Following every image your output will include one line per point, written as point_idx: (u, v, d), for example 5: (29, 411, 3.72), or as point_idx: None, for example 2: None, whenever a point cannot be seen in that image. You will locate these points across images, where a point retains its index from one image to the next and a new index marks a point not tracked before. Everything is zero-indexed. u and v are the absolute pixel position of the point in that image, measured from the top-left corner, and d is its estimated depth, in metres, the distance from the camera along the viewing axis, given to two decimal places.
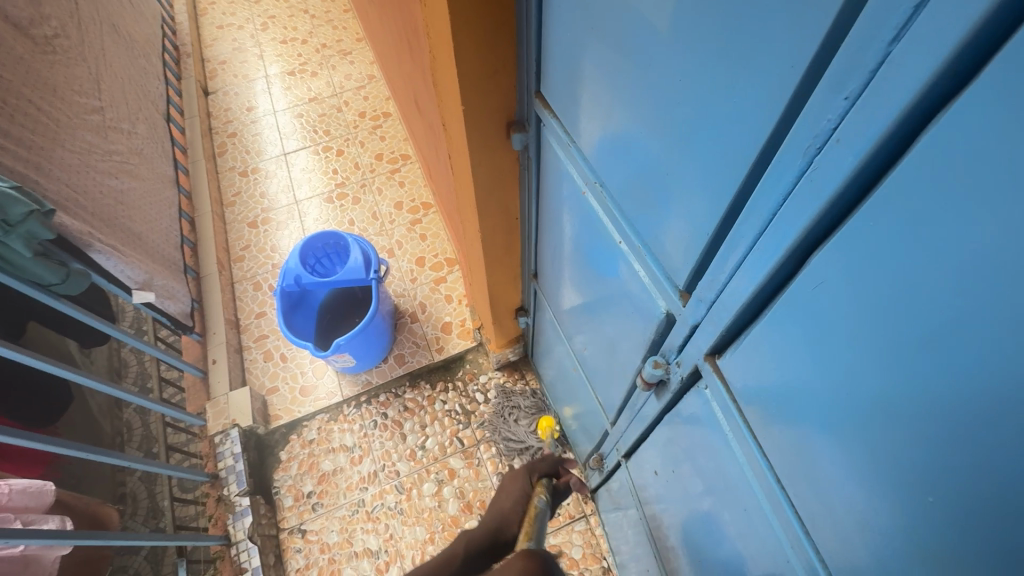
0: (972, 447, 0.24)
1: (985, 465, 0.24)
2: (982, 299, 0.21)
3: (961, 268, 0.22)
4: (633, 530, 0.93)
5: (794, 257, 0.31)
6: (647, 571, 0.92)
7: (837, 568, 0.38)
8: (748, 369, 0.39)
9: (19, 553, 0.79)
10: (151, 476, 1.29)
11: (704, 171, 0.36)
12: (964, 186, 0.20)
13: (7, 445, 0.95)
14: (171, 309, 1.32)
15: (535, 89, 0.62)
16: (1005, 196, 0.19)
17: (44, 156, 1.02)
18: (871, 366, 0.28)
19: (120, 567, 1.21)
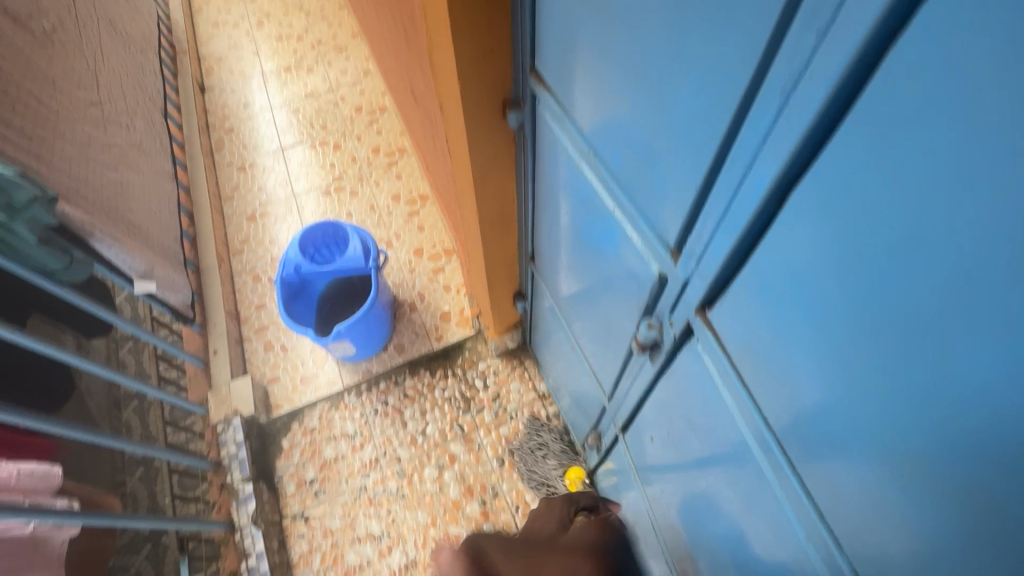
0: (941, 352, 0.26)
1: (954, 363, 0.26)
2: (943, 206, 0.23)
3: (922, 178, 0.24)
4: (631, 504, 0.95)
5: (774, 198, 0.33)
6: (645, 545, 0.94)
7: (826, 498, 0.40)
8: (738, 317, 0.41)
9: (28, 534, 0.81)
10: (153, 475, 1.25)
11: (692, 124, 0.38)
12: (920, 102, 0.23)
13: (22, 440, 0.93)
14: (173, 299, 1.34)
15: (529, 66, 0.64)
16: (955, 105, 0.21)
17: (45, 147, 1.03)
18: (847, 290, 0.31)
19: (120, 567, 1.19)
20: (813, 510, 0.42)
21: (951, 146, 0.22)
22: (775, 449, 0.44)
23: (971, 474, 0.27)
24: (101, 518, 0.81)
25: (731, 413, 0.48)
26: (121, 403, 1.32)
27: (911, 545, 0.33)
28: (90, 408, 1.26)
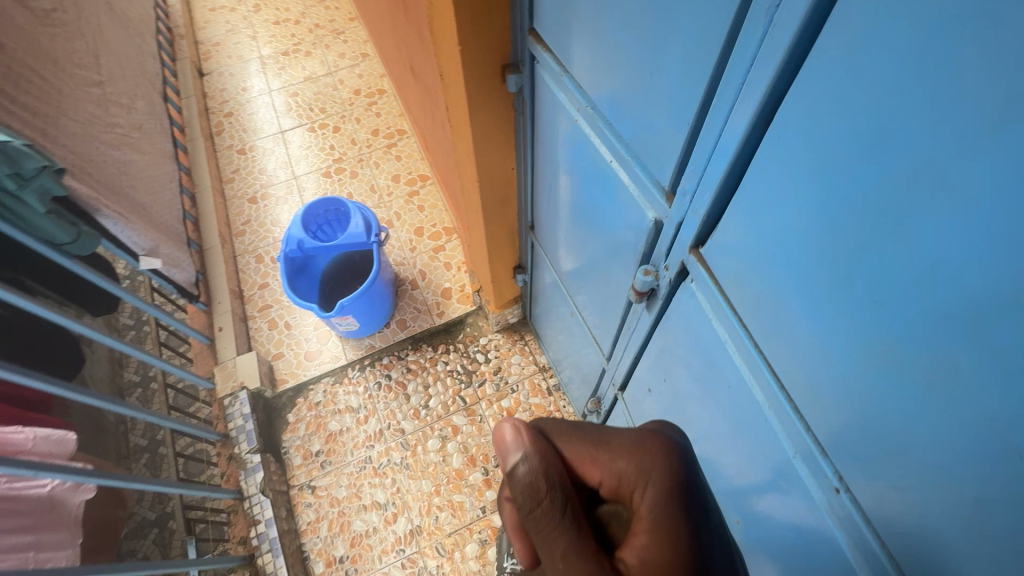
0: (912, 251, 0.28)
1: (925, 263, 0.27)
2: (910, 106, 0.25)
3: (891, 82, 0.25)
4: None
5: (761, 123, 0.35)
6: None
7: (813, 419, 0.42)
8: (730, 248, 0.43)
9: (46, 495, 0.84)
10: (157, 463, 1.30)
11: (683, 62, 0.39)
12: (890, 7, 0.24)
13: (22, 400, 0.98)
14: (178, 277, 1.36)
15: (528, 27, 0.65)
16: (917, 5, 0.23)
17: (49, 123, 1.05)
18: (829, 205, 0.32)
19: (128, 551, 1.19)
20: (800, 435, 0.44)
21: (918, 44, 0.24)
22: (765, 376, 0.45)
23: (940, 369, 0.29)
24: (116, 480, 0.83)
25: (725, 349, 0.50)
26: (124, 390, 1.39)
27: (887, 452, 0.35)
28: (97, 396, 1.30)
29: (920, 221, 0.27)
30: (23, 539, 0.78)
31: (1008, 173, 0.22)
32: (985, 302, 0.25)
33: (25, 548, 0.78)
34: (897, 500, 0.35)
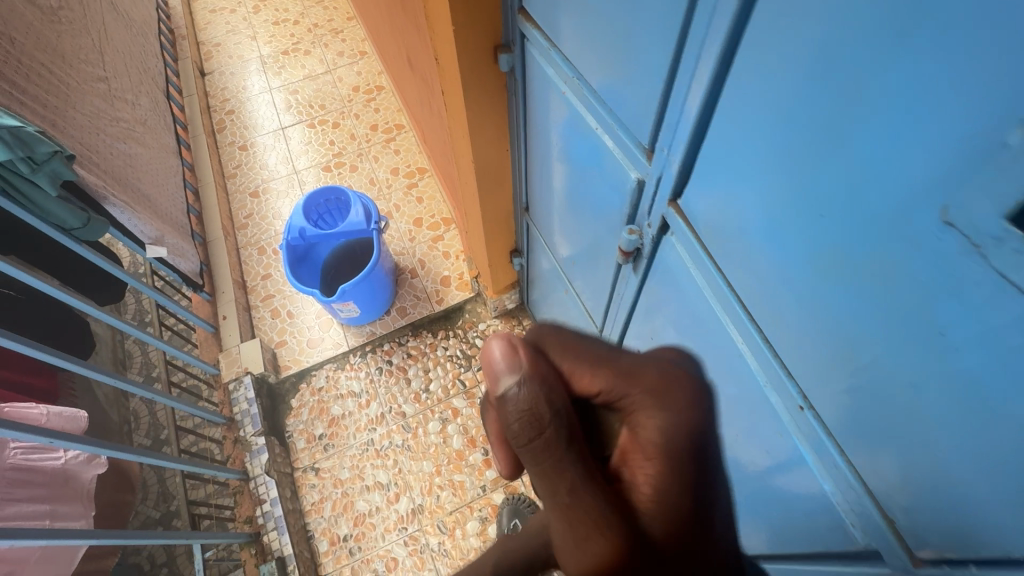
0: (869, 165, 0.27)
1: (882, 176, 0.27)
2: (855, 15, 0.25)
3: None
4: None
5: (725, 62, 0.36)
6: None
7: (794, 364, 0.41)
8: (703, 195, 0.45)
9: (60, 468, 0.96)
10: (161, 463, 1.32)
11: (654, 18, 0.41)
12: None
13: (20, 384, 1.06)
14: (183, 266, 1.40)
15: (518, 7, 0.68)
16: None
17: (59, 115, 1.08)
18: (792, 134, 0.32)
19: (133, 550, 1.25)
20: (763, 374, 0.45)
21: None
22: (748, 323, 0.44)
23: (908, 287, 0.28)
24: (126, 451, 0.89)
25: (705, 299, 0.51)
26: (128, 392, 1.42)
27: (865, 389, 0.34)
28: (101, 397, 1.33)
29: (851, 135, 0.28)
30: (39, 508, 0.89)
31: (916, 72, 0.23)
32: (903, 205, 0.26)
33: (41, 515, 0.89)
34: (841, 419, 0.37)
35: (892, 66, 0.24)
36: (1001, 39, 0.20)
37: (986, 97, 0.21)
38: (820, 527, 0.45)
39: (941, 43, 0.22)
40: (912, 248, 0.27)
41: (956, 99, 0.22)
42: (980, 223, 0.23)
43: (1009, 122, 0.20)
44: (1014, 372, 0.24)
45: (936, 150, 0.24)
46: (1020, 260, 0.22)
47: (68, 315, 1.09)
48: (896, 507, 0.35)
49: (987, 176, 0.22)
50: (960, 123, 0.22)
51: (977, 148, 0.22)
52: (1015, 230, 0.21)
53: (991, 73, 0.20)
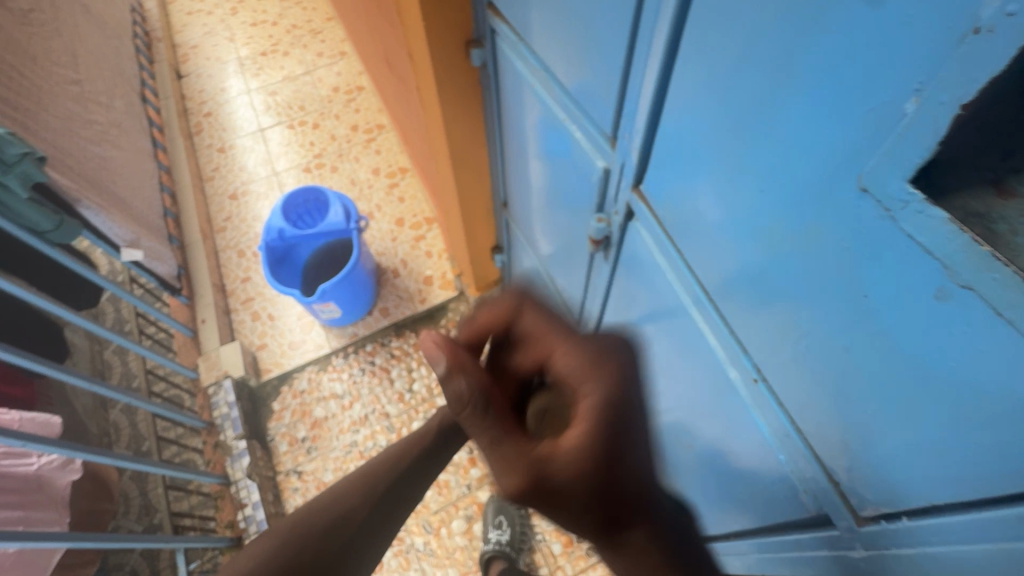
0: (795, 140, 0.30)
1: (807, 150, 0.29)
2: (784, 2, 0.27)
3: None
4: None
5: (671, 51, 0.37)
6: None
7: (745, 335, 0.42)
8: (659, 180, 0.46)
9: (33, 475, 0.94)
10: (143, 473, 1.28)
11: (610, 9, 0.42)
12: None
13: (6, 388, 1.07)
14: (160, 270, 1.38)
15: (486, 2, 0.69)
16: None
17: (30, 118, 1.06)
18: (728, 118, 0.34)
19: (116, 564, 1.21)
20: (720, 350, 0.46)
21: None
22: (704, 299, 0.46)
23: (839, 252, 0.29)
24: (104, 456, 0.88)
25: (672, 285, 0.52)
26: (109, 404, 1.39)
27: (805, 353, 0.36)
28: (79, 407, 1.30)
29: (786, 109, 0.29)
30: (12, 513, 0.88)
31: (838, 44, 0.25)
32: (830, 174, 0.28)
33: (14, 521, 0.88)
34: (791, 398, 0.40)
35: (812, 48, 0.26)
36: (901, 8, 0.21)
37: (894, 68, 0.22)
38: (780, 497, 0.48)
39: (855, 17, 0.23)
40: (838, 215, 0.28)
41: (869, 71, 0.24)
42: (890, 187, 0.24)
43: (908, 91, 0.22)
44: (928, 332, 0.26)
45: (850, 123, 0.26)
46: (921, 220, 0.23)
47: (41, 320, 1.07)
48: (841, 470, 0.38)
49: (889, 145, 0.24)
50: (874, 93, 0.24)
51: (887, 120, 0.24)
52: (919, 192, 0.23)
53: (895, 44, 0.22)
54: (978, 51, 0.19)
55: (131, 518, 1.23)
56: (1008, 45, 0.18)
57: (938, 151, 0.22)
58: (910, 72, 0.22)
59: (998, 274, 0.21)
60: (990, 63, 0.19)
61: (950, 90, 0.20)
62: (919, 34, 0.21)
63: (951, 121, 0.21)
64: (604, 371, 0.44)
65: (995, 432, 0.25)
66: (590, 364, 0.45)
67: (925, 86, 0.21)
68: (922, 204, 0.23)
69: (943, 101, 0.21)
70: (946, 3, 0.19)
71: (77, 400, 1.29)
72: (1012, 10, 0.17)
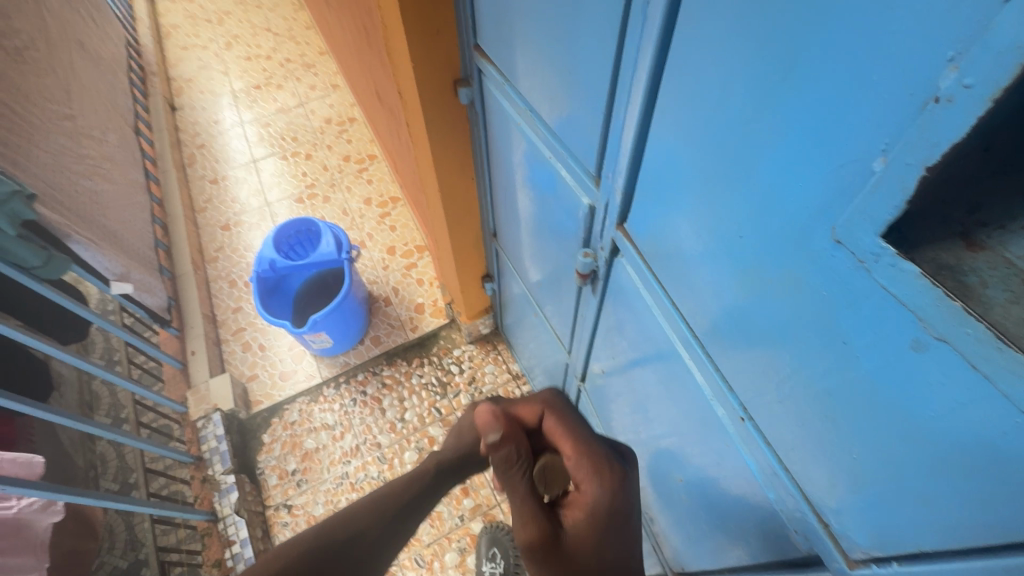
0: (771, 193, 0.30)
1: (779, 202, 0.30)
2: (751, 64, 0.28)
3: (735, 52, 0.29)
4: None
5: (649, 102, 0.39)
6: None
7: (731, 375, 0.42)
8: (644, 219, 0.47)
9: (12, 516, 0.92)
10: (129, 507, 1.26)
11: (593, 57, 0.44)
12: None
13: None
14: (149, 302, 1.37)
15: (474, 44, 0.71)
16: None
17: (21, 154, 1.07)
18: (705, 166, 0.35)
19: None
20: (707, 386, 0.47)
21: (745, 13, 0.27)
22: (691, 338, 0.46)
23: (816, 300, 0.30)
24: (86, 496, 0.86)
25: (657, 319, 0.53)
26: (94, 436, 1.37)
27: (786, 398, 0.36)
28: (65, 441, 1.28)
29: (757, 161, 0.30)
30: None
31: (804, 102, 0.26)
32: (803, 225, 0.29)
33: None
34: (772, 442, 0.40)
35: (781, 107, 0.27)
36: (866, 73, 0.22)
37: (858, 127, 0.23)
38: (773, 534, 0.47)
39: (819, 82, 0.24)
40: (816, 263, 0.29)
41: (833, 132, 0.25)
42: (863, 241, 0.25)
43: (875, 151, 0.23)
44: (910, 384, 0.26)
45: (816, 178, 0.27)
46: (894, 274, 0.24)
47: (26, 357, 1.06)
48: (830, 510, 0.36)
49: (859, 201, 0.24)
50: (842, 151, 0.25)
51: (857, 177, 0.24)
52: (890, 246, 0.24)
53: (858, 106, 0.23)
54: (938, 120, 0.20)
55: (116, 553, 1.19)
56: (970, 113, 0.18)
57: (907, 208, 0.22)
58: (876, 135, 0.23)
59: (970, 329, 0.21)
60: (951, 131, 0.19)
61: (914, 153, 0.21)
62: (885, 98, 0.22)
63: (917, 181, 0.21)
64: (606, 477, 0.55)
65: (979, 486, 0.25)
66: (596, 471, 0.56)
67: (890, 149, 0.22)
68: (893, 258, 0.23)
69: (909, 164, 0.21)
70: (909, 71, 0.20)
71: (60, 434, 1.27)
72: (968, 83, 0.18)
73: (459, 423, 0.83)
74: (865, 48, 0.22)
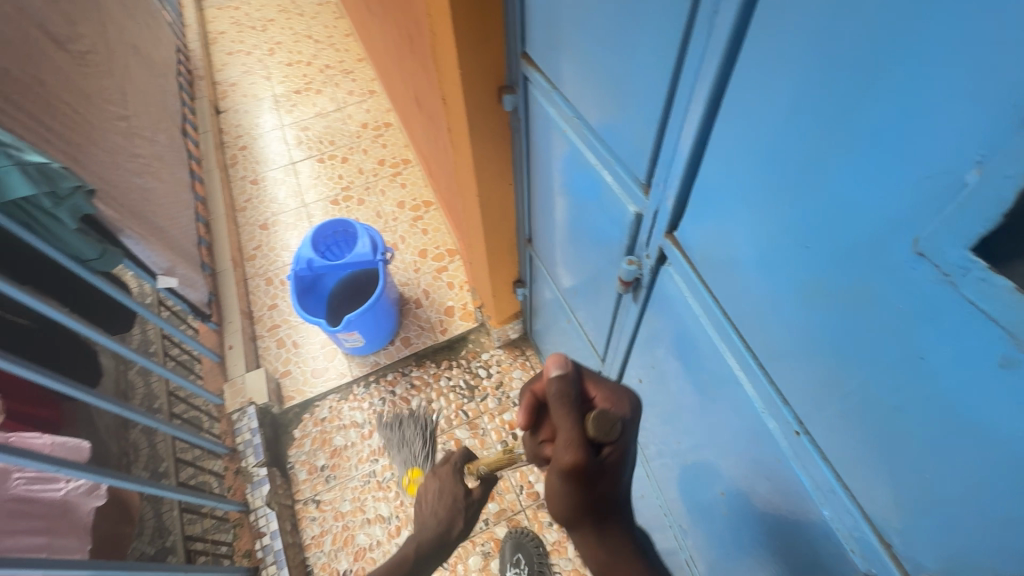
0: (845, 202, 0.30)
1: (854, 212, 0.30)
2: (829, 73, 0.28)
3: (813, 61, 0.29)
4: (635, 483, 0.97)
5: (711, 111, 0.39)
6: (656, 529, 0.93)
7: (786, 387, 0.42)
8: (698, 226, 0.47)
9: (60, 499, 0.96)
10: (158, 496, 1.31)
11: (649, 67, 0.44)
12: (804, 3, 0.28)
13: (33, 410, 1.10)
14: (192, 296, 1.42)
15: (521, 52, 0.73)
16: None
17: (80, 152, 1.12)
18: (772, 174, 0.35)
19: None
20: (757, 397, 0.46)
21: (824, 25, 0.27)
22: (742, 347, 0.46)
23: (890, 312, 0.29)
24: (129, 481, 0.90)
25: (704, 328, 0.52)
26: (129, 424, 1.42)
27: (847, 412, 0.36)
28: (103, 428, 1.33)
29: (831, 170, 0.30)
30: (37, 540, 0.88)
31: (886, 112, 0.26)
32: (879, 236, 0.28)
33: (38, 549, 0.88)
34: (827, 457, 0.39)
35: (863, 118, 0.27)
36: (961, 83, 0.22)
37: (948, 138, 0.23)
38: (824, 551, 0.46)
39: (906, 92, 0.24)
40: (892, 275, 0.28)
41: (920, 141, 0.24)
42: (949, 254, 0.24)
43: (967, 163, 0.23)
44: (992, 402, 0.25)
45: (898, 188, 0.26)
46: (984, 289, 0.23)
47: (79, 345, 1.11)
48: (892, 529, 0.35)
49: (945, 213, 0.24)
50: (927, 162, 0.24)
51: (944, 189, 0.24)
52: (980, 260, 0.23)
53: (945, 118, 0.23)
54: None
55: (144, 540, 1.24)
56: None
57: (1002, 221, 0.22)
58: (967, 147, 0.22)
59: None
60: None
61: (1013, 165, 0.21)
62: (978, 111, 0.21)
63: (1014, 195, 0.21)
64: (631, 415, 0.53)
65: None
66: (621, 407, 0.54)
67: (985, 161, 0.22)
68: (983, 271, 0.23)
69: (1007, 176, 0.21)
70: (1007, 86, 0.20)
71: (99, 420, 1.32)
72: None
73: (424, 494, 0.99)
74: (959, 58, 0.22)
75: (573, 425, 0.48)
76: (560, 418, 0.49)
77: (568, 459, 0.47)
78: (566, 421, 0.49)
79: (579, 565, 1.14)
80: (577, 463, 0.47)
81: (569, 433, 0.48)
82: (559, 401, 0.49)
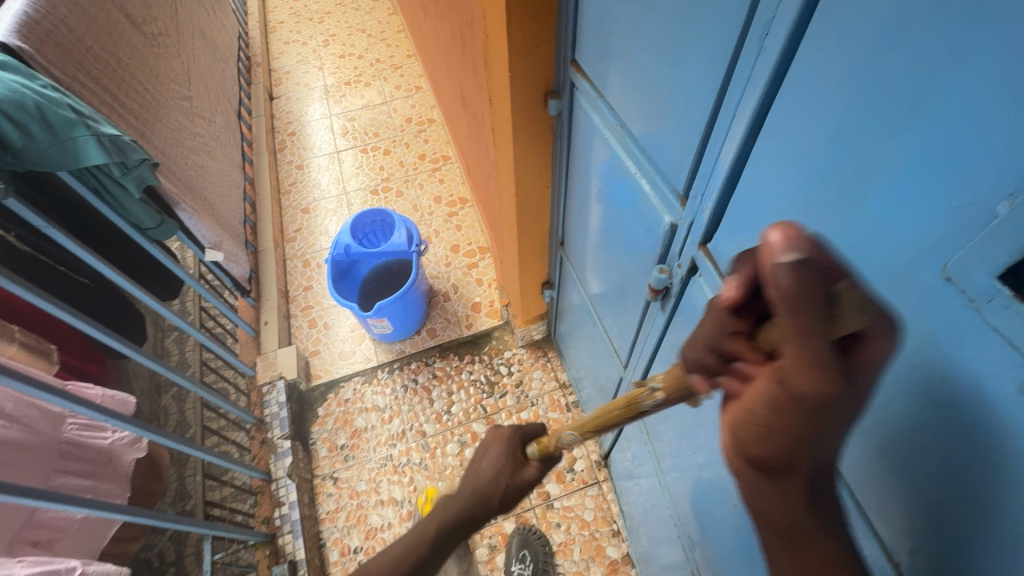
0: (880, 226, 0.31)
1: (888, 236, 0.30)
2: (874, 99, 0.29)
3: (857, 88, 0.30)
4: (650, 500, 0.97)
5: (753, 129, 0.40)
6: (666, 544, 0.93)
7: None
8: (733, 240, 0.48)
9: (106, 448, 1.02)
10: (182, 460, 1.38)
11: (696, 83, 0.45)
12: (851, 32, 0.29)
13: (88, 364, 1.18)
14: (235, 271, 1.49)
15: (570, 59, 0.75)
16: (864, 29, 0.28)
17: (147, 127, 1.20)
18: (810, 194, 0.36)
19: (145, 546, 1.24)
20: None
21: (871, 53, 0.28)
22: None
23: (915, 336, 0.30)
24: (167, 437, 0.95)
25: None
26: (162, 389, 1.51)
27: (866, 431, 0.36)
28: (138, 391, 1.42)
29: (868, 194, 0.31)
30: (83, 482, 0.95)
31: (924, 141, 0.27)
32: (910, 261, 0.29)
33: (83, 489, 0.95)
34: (844, 477, 0.40)
35: (903, 146, 0.28)
36: (997, 117, 0.23)
37: (983, 170, 0.24)
38: None
39: (948, 122, 0.25)
40: (918, 298, 0.29)
41: (959, 172, 0.25)
42: (976, 280, 0.25)
43: (999, 195, 0.23)
44: (1009, 429, 0.26)
45: (932, 215, 0.27)
46: (1008, 316, 0.24)
47: (131, 306, 1.18)
48: (902, 550, 0.36)
49: (977, 242, 0.25)
50: (961, 192, 0.25)
51: (977, 218, 0.25)
52: (1005, 288, 0.24)
53: (980, 148, 0.24)
54: None
55: (166, 500, 1.32)
56: None
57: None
58: (1001, 180, 0.23)
59: None
60: None
61: None
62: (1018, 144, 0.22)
63: None
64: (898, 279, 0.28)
65: None
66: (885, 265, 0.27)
67: (1017, 194, 0.23)
68: (1008, 299, 0.24)
69: None
70: None
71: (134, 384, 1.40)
72: None
73: None
74: (1000, 95, 0.22)
75: (817, 338, 0.24)
76: (791, 327, 0.24)
77: (807, 385, 0.25)
78: (798, 331, 0.24)
79: (583, 569, 1.15)
80: (822, 392, 0.25)
81: (808, 348, 0.25)
82: (794, 294, 0.24)
